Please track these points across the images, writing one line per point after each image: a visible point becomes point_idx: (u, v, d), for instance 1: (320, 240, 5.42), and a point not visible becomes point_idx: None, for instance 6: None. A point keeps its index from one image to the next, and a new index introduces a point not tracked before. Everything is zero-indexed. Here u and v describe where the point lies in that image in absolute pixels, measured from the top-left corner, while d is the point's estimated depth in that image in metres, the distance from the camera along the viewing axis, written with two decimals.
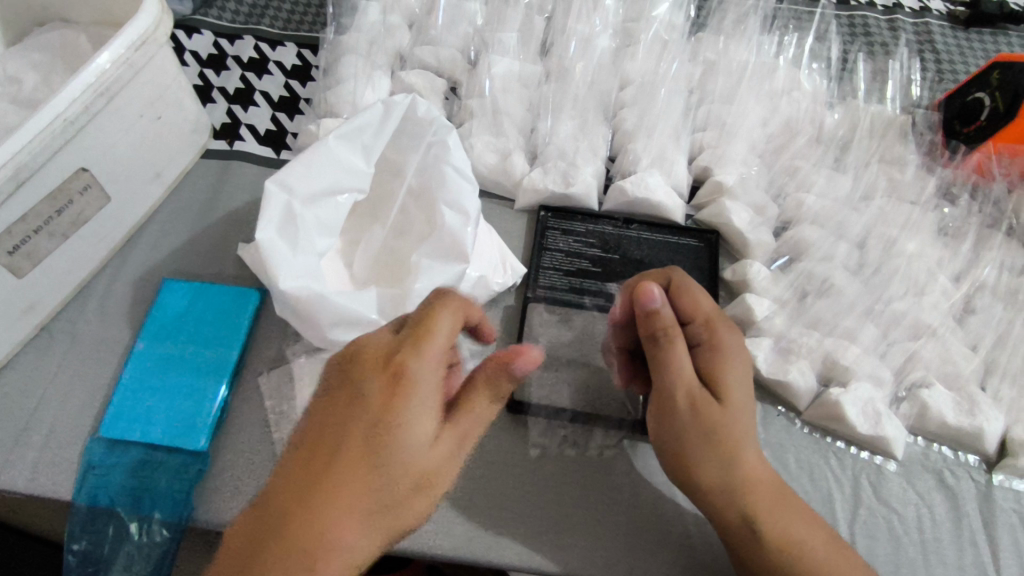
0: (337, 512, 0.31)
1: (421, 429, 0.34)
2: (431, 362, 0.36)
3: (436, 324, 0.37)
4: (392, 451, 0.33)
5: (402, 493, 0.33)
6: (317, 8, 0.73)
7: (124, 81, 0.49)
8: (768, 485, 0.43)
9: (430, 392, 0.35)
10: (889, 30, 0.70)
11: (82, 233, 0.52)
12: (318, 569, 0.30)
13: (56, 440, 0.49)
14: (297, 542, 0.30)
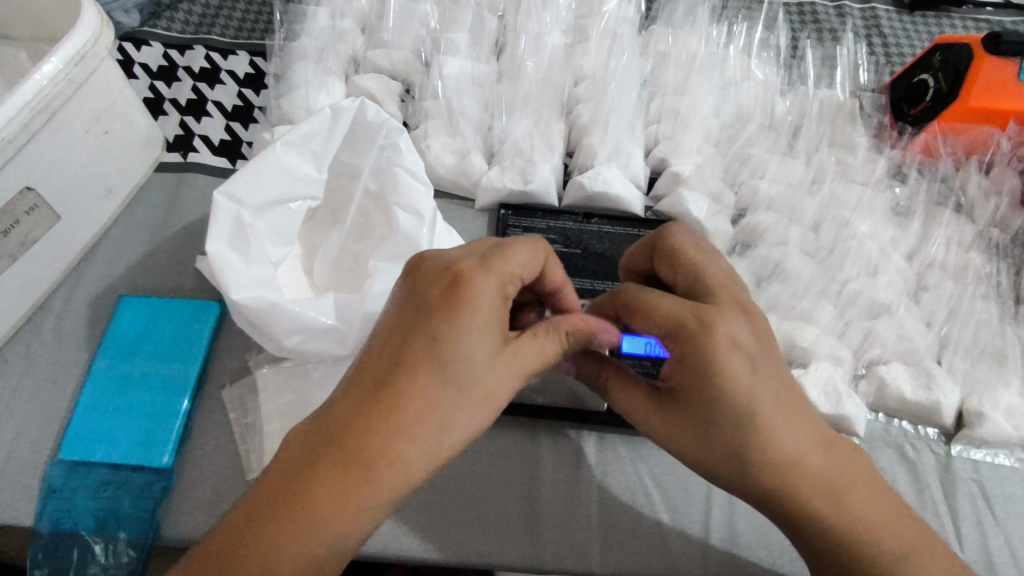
0: (399, 437, 0.32)
1: (476, 350, 0.33)
2: (522, 271, 0.36)
3: (512, 253, 0.36)
4: (450, 369, 0.33)
5: (465, 408, 0.33)
6: (268, 15, 0.72)
7: (65, 98, 0.48)
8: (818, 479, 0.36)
9: (488, 312, 0.34)
10: (836, 17, 0.72)
11: (31, 254, 0.51)
12: (377, 470, 0.32)
13: (14, 467, 0.48)
14: (360, 449, 0.32)
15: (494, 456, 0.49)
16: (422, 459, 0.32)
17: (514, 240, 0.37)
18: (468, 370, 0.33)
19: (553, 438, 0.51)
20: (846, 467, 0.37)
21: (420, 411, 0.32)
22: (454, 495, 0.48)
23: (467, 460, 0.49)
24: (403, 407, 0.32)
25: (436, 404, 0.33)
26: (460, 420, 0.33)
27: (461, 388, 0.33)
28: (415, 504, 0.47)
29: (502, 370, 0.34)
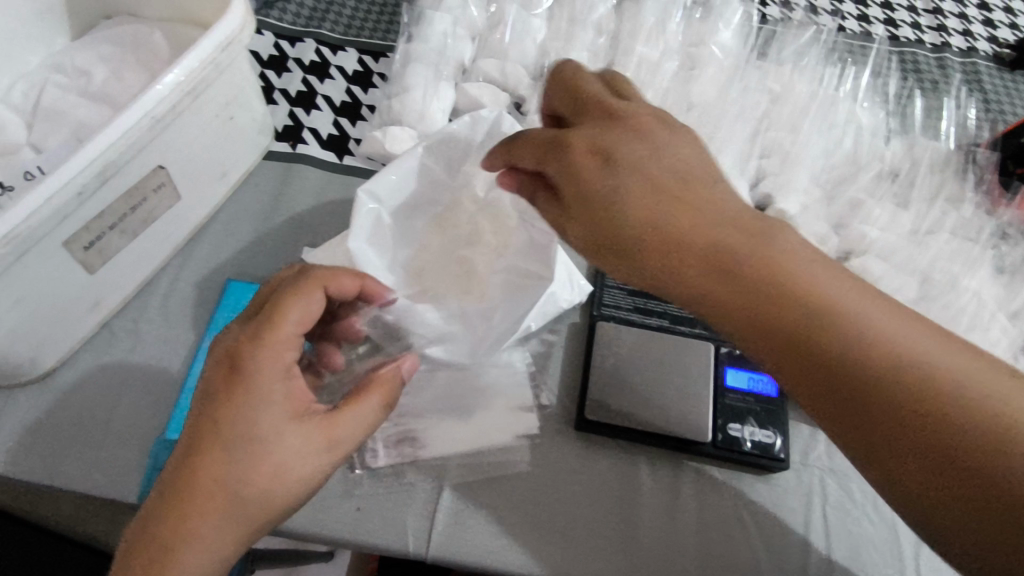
0: (183, 500, 0.35)
1: (267, 418, 0.37)
2: (268, 347, 0.38)
3: (283, 312, 0.39)
4: (235, 437, 0.36)
5: (263, 475, 0.36)
6: (376, 13, 0.73)
7: (208, 81, 0.48)
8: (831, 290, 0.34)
9: (265, 382, 0.37)
10: (938, 69, 0.72)
11: (151, 231, 0.52)
12: (170, 529, 0.34)
13: (122, 440, 0.48)
14: (160, 510, 0.35)
15: (593, 475, 0.50)
16: (213, 517, 0.35)
17: (281, 298, 0.40)
18: (243, 441, 0.36)
19: (652, 464, 0.50)
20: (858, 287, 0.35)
21: (192, 477, 0.35)
22: (552, 511, 0.48)
23: (565, 479, 0.49)
24: (176, 476, 0.35)
25: (213, 467, 0.35)
26: (270, 481, 0.37)
27: (250, 453, 0.36)
28: (515, 518, 0.48)
29: (290, 438, 0.37)
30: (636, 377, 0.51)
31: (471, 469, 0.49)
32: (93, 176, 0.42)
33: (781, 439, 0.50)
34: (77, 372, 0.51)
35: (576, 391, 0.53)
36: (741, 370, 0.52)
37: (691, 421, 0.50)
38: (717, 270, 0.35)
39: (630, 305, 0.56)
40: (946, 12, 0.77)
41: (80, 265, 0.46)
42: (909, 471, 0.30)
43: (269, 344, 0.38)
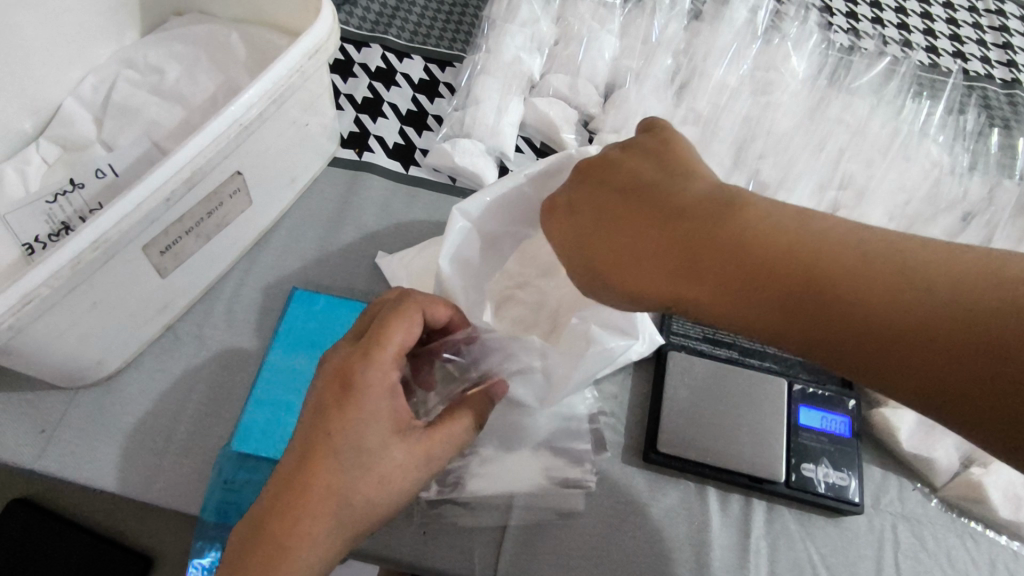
0: (297, 516, 0.34)
1: (374, 430, 0.36)
2: (380, 365, 0.37)
3: (388, 331, 0.38)
4: (345, 451, 0.35)
5: (370, 484, 0.36)
6: (443, 22, 0.72)
7: (294, 88, 0.47)
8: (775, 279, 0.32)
9: (375, 396, 0.36)
10: (1009, 105, 0.70)
11: (222, 236, 0.51)
12: (283, 546, 0.34)
13: (187, 449, 0.48)
14: (271, 527, 0.34)
15: (662, 510, 0.49)
16: (324, 522, 0.35)
17: (386, 318, 0.39)
18: (353, 453, 0.35)
19: (721, 501, 0.50)
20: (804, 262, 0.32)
21: (305, 488, 0.34)
22: (620, 545, 0.47)
23: (634, 512, 0.49)
24: (292, 485, 0.35)
25: (321, 484, 0.35)
26: (372, 493, 0.36)
27: (359, 466, 0.35)
28: (582, 550, 0.47)
29: (395, 452, 0.37)
30: (709, 409, 0.50)
31: (538, 497, 0.48)
32: (180, 182, 0.41)
33: (855, 482, 0.49)
34: (139, 376, 0.50)
35: (644, 421, 0.52)
36: (814, 409, 0.51)
37: (764, 459, 0.49)
38: (695, 269, 0.34)
39: (699, 334, 0.55)
40: (1016, 47, 0.76)
41: (155, 269, 0.45)
42: (914, 393, 0.29)
43: (376, 361, 0.37)
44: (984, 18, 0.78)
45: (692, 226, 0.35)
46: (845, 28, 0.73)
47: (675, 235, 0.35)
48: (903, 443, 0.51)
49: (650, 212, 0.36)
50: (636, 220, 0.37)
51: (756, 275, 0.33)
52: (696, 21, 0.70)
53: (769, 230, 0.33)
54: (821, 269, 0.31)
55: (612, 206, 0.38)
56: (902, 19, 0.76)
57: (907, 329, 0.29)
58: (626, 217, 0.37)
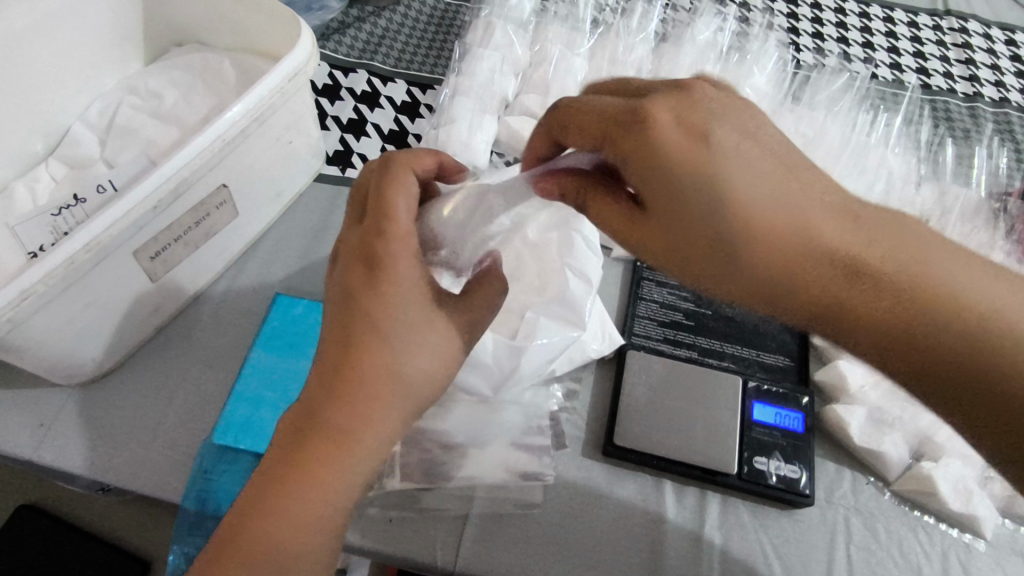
0: (348, 400, 0.37)
1: (415, 302, 0.39)
2: (399, 245, 0.38)
3: (392, 206, 0.39)
4: (389, 328, 0.38)
5: (416, 355, 0.38)
6: (426, 48, 0.77)
7: (274, 108, 0.52)
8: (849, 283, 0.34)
9: (406, 271, 0.38)
10: (970, 118, 0.72)
11: (210, 245, 0.55)
12: (343, 420, 0.37)
13: (171, 442, 0.51)
14: (325, 411, 0.37)
15: (619, 502, 0.51)
16: (383, 396, 0.38)
17: (385, 190, 0.39)
18: (399, 326, 0.38)
19: (677, 493, 0.52)
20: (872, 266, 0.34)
21: (364, 386, 0.37)
22: (576, 533, 0.49)
23: (591, 503, 0.51)
24: (350, 365, 0.37)
25: (366, 365, 0.37)
26: (425, 360, 0.39)
27: (403, 337, 0.38)
28: (540, 537, 0.49)
29: (438, 336, 0.39)
30: (663, 405, 0.53)
31: (499, 488, 0.50)
32: (166, 192, 0.46)
33: (806, 475, 0.51)
34: (130, 374, 0.53)
35: (604, 418, 0.55)
36: (768, 405, 0.53)
37: (717, 452, 0.51)
38: (793, 273, 0.34)
39: (660, 335, 0.58)
40: (979, 63, 0.78)
41: (145, 273, 0.49)
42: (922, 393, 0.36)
43: (391, 235, 0.38)
44: (948, 35, 0.81)
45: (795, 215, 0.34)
46: (809, 47, 0.77)
47: (772, 225, 0.34)
48: (855, 438, 0.53)
49: (747, 175, 0.34)
50: (736, 188, 0.34)
51: (850, 274, 0.34)
52: (663, 44, 0.74)
53: (851, 239, 0.34)
54: (886, 297, 0.34)
55: (710, 163, 0.34)
56: (867, 38, 0.79)
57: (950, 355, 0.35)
58: (728, 187, 0.34)
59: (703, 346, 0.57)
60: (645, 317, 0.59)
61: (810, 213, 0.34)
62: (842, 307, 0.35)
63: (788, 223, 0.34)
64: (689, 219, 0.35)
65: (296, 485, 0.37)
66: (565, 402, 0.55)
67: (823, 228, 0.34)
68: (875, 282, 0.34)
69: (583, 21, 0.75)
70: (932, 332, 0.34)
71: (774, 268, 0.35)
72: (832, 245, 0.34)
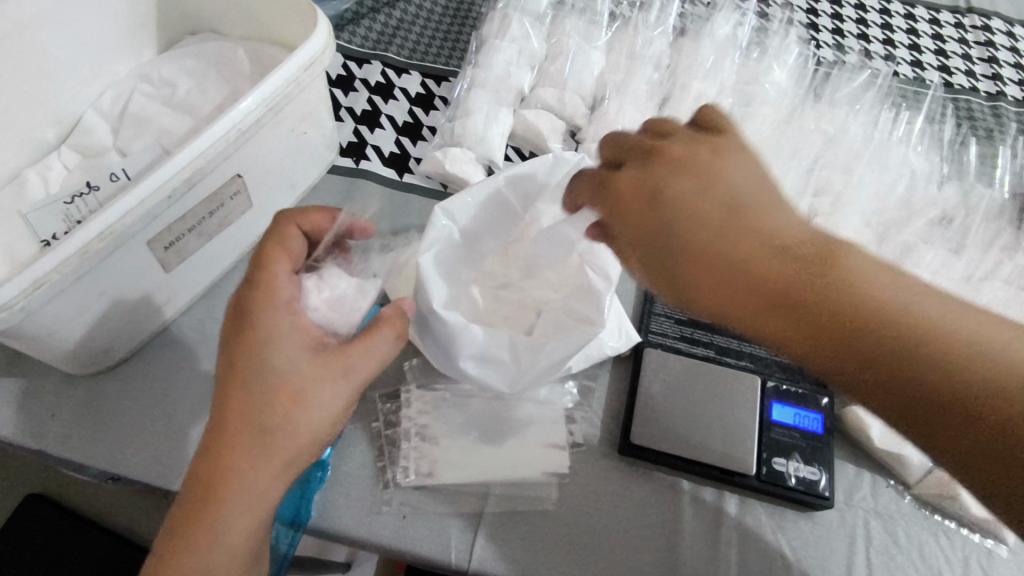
0: (222, 458, 0.37)
1: (281, 352, 0.39)
2: (266, 303, 0.40)
3: (265, 270, 0.41)
4: (252, 378, 0.38)
5: (280, 405, 0.39)
6: (441, 40, 0.76)
7: (290, 98, 0.51)
8: (861, 360, 0.35)
9: (271, 326, 0.39)
10: (993, 117, 0.71)
11: (223, 235, 0.54)
12: (216, 479, 0.37)
13: (182, 434, 0.50)
14: (200, 473, 0.37)
15: (635, 502, 0.50)
16: (250, 449, 0.38)
17: (259, 255, 0.42)
18: (261, 376, 0.39)
19: (694, 493, 0.51)
20: (885, 342, 0.35)
21: (236, 440, 0.38)
22: (591, 532, 0.49)
23: (607, 501, 0.50)
24: (219, 419, 0.38)
25: (232, 422, 0.38)
26: (295, 407, 0.39)
27: (266, 389, 0.38)
28: (555, 535, 0.48)
29: (309, 370, 0.40)
30: (681, 403, 0.52)
31: (513, 485, 0.50)
32: (181, 181, 0.45)
33: (826, 477, 0.50)
34: (142, 365, 0.53)
35: (620, 417, 0.54)
36: (787, 406, 0.53)
37: (736, 452, 0.50)
38: (776, 303, 0.38)
39: (677, 333, 0.57)
40: (1002, 61, 0.77)
41: (159, 263, 0.49)
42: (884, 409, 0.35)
43: (259, 294, 0.40)
44: (970, 33, 0.80)
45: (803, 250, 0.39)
46: (829, 44, 0.76)
47: (751, 252, 0.39)
48: (875, 439, 0.52)
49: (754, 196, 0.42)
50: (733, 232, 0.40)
51: (778, 284, 0.38)
52: (681, 38, 0.73)
53: (872, 269, 0.37)
54: (867, 321, 0.35)
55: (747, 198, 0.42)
56: (888, 35, 0.78)
57: (935, 356, 0.34)
58: (778, 228, 0.40)
59: (721, 345, 0.56)
60: (663, 315, 0.58)
61: (807, 238, 0.39)
62: (830, 312, 0.36)
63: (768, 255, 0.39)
64: (718, 258, 0.40)
65: (176, 552, 0.36)
66: (580, 400, 0.55)
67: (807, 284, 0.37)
68: (836, 318, 0.36)
69: (600, 14, 0.74)
70: (915, 361, 0.34)
71: (766, 282, 0.38)
72: (842, 248, 0.39)
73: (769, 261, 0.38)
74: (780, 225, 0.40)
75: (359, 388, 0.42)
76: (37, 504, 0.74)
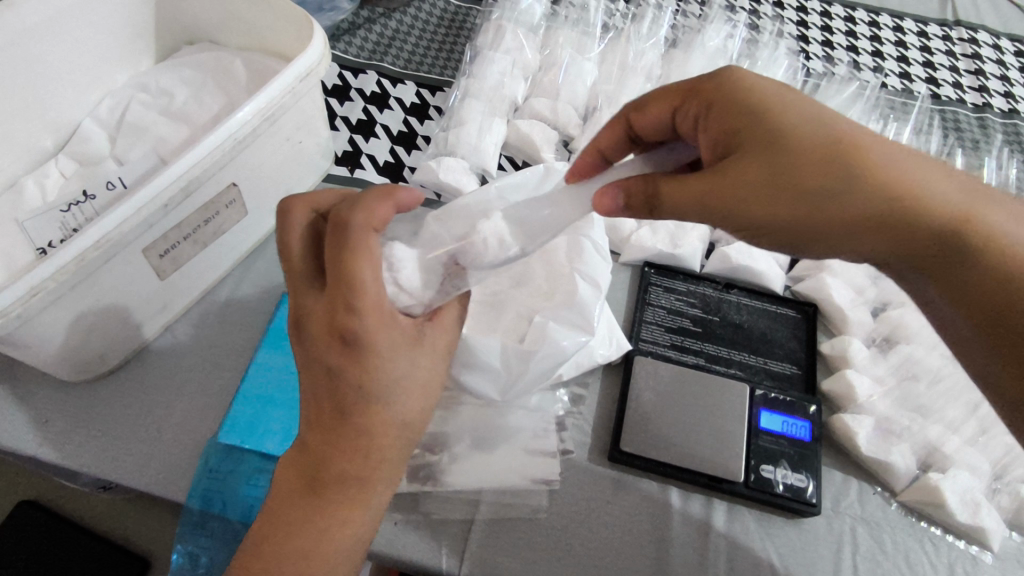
0: (362, 465, 0.38)
1: (404, 358, 0.38)
2: (374, 319, 0.36)
3: (361, 284, 0.35)
4: (383, 390, 0.37)
5: (410, 405, 0.39)
6: (436, 51, 0.77)
7: (286, 108, 0.52)
8: (920, 214, 0.39)
9: (390, 339, 0.37)
10: (980, 129, 0.72)
11: (218, 243, 0.54)
12: (359, 480, 0.38)
13: (175, 440, 0.51)
14: (335, 478, 0.38)
15: (624, 508, 0.51)
16: (388, 450, 0.39)
17: (349, 262, 0.36)
18: (391, 386, 0.37)
19: (683, 500, 0.51)
20: (940, 215, 0.39)
21: (371, 447, 0.38)
22: (580, 538, 0.49)
23: (596, 507, 0.51)
24: (347, 432, 0.37)
25: (366, 435, 0.37)
26: (420, 405, 0.39)
27: (397, 398, 0.38)
28: (545, 541, 0.49)
29: (425, 364, 0.39)
30: (668, 411, 0.52)
31: (505, 492, 0.50)
32: (177, 190, 0.46)
33: (813, 484, 0.51)
34: (137, 372, 0.53)
35: (609, 424, 0.54)
36: (775, 413, 0.53)
37: (723, 460, 0.51)
38: (848, 222, 0.39)
39: (668, 341, 0.58)
40: (989, 74, 0.78)
41: (154, 271, 0.49)
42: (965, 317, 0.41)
43: (367, 310, 0.36)
44: (957, 46, 0.81)
45: (835, 159, 0.38)
46: (819, 56, 0.77)
47: (829, 195, 0.38)
48: (863, 446, 0.53)
49: (811, 115, 0.40)
50: (801, 168, 0.38)
51: (879, 200, 0.38)
52: (673, 49, 0.74)
53: (886, 158, 0.39)
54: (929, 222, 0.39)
55: (769, 101, 0.40)
56: (877, 46, 0.79)
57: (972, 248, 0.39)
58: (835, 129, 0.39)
59: (710, 353, 0.57)
60: (653, 323, 0.58)
61: (853, 142, 0.39)
62: (895, 207, 0.38)
63: (840, 155, 0.38)
64: (807, 193, 0.38)
65: (326, 550, 0.38)
66: (571, 407, 0.55)
67: (877, 168, 0.38)
68: (905, 221, 0.38)
69: (594, 26, 0.75)
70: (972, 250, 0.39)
71: (838, 203, 0.38)
72: (893, 166, 0.39)
73: (820, 171, 0.38)
74: (837, 137, 0.39)
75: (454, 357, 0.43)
76: (29, 511, 0.74)
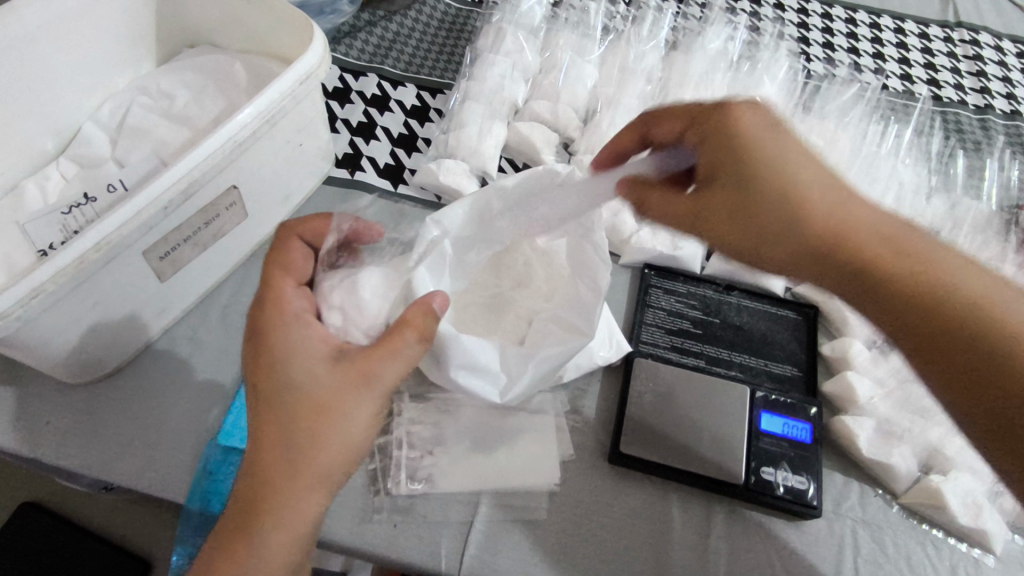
0: (257, 474, 0.38)
1: (302, 367, 0.41)
2: (278, 327, 0.42)
3: (279, 292, 0.44)
4: (279, 390, 0.40)
5: (302, 416, 0.39)
6: (436, 53, 0.77)
7: (286, 110, 0.52)
8: (885, 260, 0.42)
9: (286, 342, 0.41)
10: (981, 130, 0.72)
11: (218, 245, 0.54)
12: (261, 495, 0.38)
13: (175, 442, 0.51)
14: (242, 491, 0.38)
15: (624, 510, 0.51)
16: (287, 461, 0.39)
17: (273, 276, 0.45)
18: (285, 389, 0.40)
19: (683, 502, 0.51)
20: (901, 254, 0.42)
21: (271, 456, 0.39)
22: (580, 540, 0.49)
23: (597, 509, 0.51)
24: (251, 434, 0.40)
25: (266, 437, 0.39)
26: (321, 420, 0.39)
27: (289, 404, 0.39)
28: (546, 543, 0.49)
29: (325, 378, 0.40)
30: (668, 412, 0.52)
31: (505, 493, 0.50)
32: (177, 192, 0.46)
33: (814, 486, 0.50)
34: (137, 374, 0.53)
35: (609, 426, 0.54)
36: (775, 415, 0.53)
37: (722, 461, 0.50)
38: (825, 261, 0.43)
39: (668, 343, 0.57)
40: (990, 75, 0.78)
41: (154, 274, 0.49)
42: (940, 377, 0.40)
43: (275, 308, 0.43)
44: (958, 47, 0.81)
45: (821, 229, 0.42)
46: (820, 57, 0.77)
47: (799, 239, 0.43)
48: (864, 448, 0.52)
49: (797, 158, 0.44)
50: (777, 213, 0.43)
51: (846, 250, 0.42)
52: (673, 51, 0.74)
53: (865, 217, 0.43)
54: (905, 271, 0.41)
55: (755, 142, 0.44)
56: (877, 48, 0.79)
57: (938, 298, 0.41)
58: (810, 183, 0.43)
59: (711, 355, 0.57)
60: (653, 325, 0.58)
61: (837, 204, 0.43)
62: (863, 257, 0.42)
63: (821, 212, 0.42)
64: (780, 229, 0.43)
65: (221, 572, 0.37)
66: (572, 409, 0.55)
67: (852, 221, 0.43)
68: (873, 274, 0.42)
69: (594, 28, 0.75)
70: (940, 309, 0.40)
71: (816, 244, 0.43)
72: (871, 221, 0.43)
73: (794, 219, 0.43)
74: (818, 196, 0.43)
75: (387, 394, 0.42)
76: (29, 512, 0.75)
